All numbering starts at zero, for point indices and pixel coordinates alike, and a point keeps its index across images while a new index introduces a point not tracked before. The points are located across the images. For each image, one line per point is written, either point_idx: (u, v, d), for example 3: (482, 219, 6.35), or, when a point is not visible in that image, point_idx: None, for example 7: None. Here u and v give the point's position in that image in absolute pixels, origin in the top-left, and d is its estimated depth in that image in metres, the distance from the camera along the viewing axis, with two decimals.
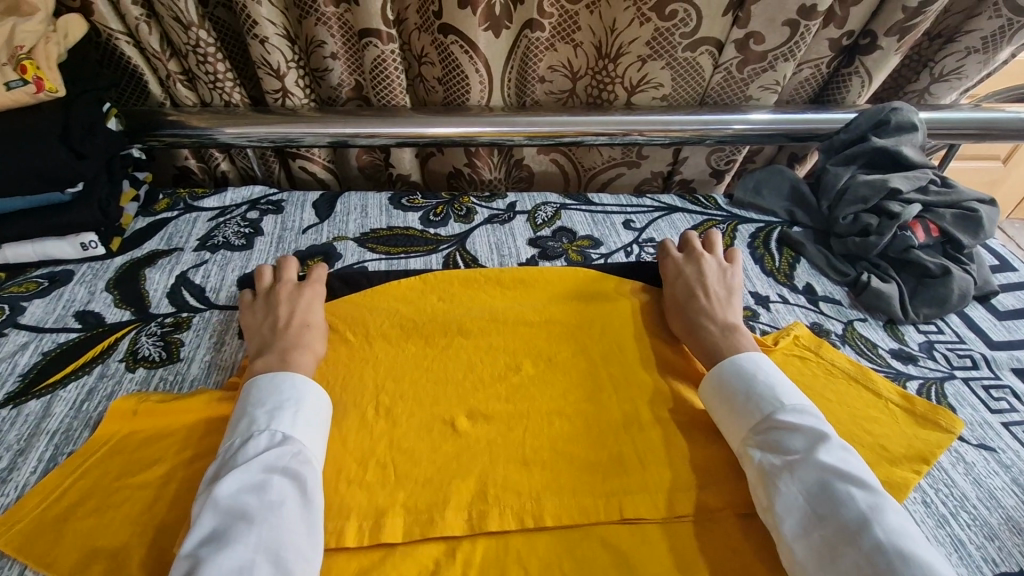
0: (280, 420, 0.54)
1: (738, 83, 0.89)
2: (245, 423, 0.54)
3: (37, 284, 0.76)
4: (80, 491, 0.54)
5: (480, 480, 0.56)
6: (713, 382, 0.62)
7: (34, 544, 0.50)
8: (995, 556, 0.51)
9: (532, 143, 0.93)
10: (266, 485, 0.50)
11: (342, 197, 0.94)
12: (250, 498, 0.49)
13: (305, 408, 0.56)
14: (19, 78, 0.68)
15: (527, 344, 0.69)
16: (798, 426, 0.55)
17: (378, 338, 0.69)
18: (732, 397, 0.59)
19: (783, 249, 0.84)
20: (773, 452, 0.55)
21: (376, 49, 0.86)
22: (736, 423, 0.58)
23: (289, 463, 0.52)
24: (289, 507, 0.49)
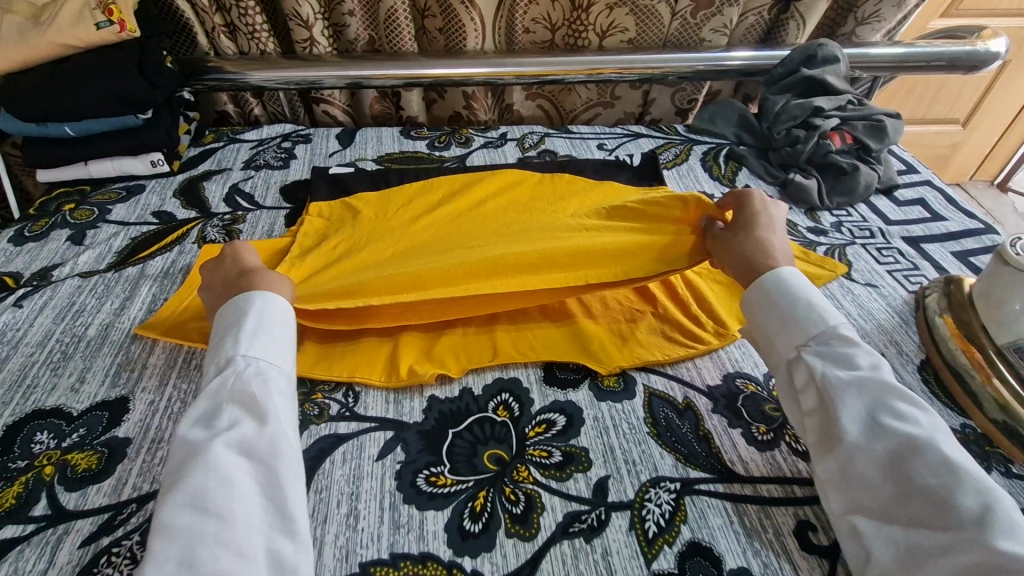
0: (229, 344, 0.54)
1: (692, 25, 1.07)
2: (214, 356, 0.55)
3: (117, 194, 0.93)
4: (195, 303, 0.73)
5: (476, 264, 0.75)
6: (766, 289, 0.59)
7: (172, 330, 0.69)
8: (865, 346, 0.69)
9: (521, 81, 1.10)
10: (221, 412, 0.50)
11: (361, 131, 1.12)
12: (211, 426, 0.49)
13: (257, 324, 0.56)
14: (107, 19, 0.85)
15: (512, 197, 0.87)
16: (856, 343, 0.54)
17: (395, 195, 0.88)
18: (785, 303, 0.57)
19: (728, 162, 1.02)
20: (831, 365, 0.53)
21: (389, 1, 1.04)
22: (789, 328, 0.56)
23: (248, 378, 0.52)
24: (243, 427, 0.49)
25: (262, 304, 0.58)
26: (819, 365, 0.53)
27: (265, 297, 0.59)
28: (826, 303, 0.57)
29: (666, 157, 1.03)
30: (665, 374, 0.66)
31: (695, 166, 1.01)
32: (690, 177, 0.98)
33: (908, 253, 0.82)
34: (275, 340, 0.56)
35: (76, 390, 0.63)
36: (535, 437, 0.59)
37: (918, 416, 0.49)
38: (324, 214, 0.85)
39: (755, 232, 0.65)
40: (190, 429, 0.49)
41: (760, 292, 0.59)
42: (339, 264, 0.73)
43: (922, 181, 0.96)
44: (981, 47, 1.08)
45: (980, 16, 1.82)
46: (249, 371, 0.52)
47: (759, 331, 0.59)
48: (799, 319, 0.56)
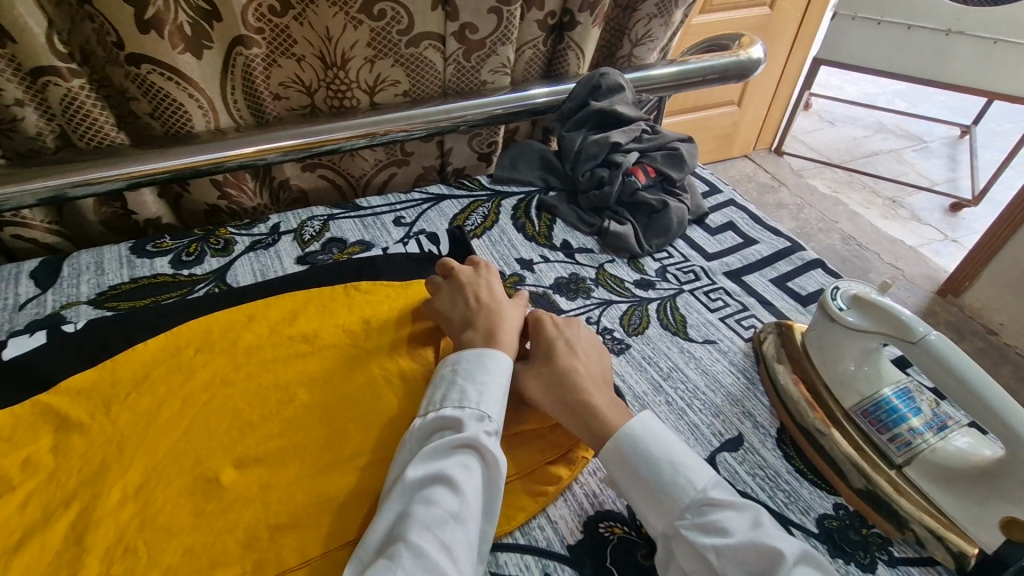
0: (472, 395, 0.54)
1: (469, 71, 0.95)
2: (455, 394, 0.55)
3: None
4: None
5: (244, 466, 0.57)
6: (624, 455, 0.52)
7: None
8: (720, 428, 0.61)
9: (288, 158, 0.89)
10: (458, 451, 0.51)
11: (69, 258, 0.82)
12: (445, 466, 0.49)
13: (490, 374, 0.56)
14: None
15: (292, 340, 0.70)
16: (731, 502, 0.49)
17: (128, 369, 0.65)
18: (645, 471, 0.51)
19: (542, 215, 0.91)
20: (708, 535, 0.47)
21: (59, 87, 0.75)
22: (658, 501, 0.50)
23: (487, 435, 0.51)
24: (470, 481, 0.49)
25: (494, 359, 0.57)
26: (701, 540, 0.46)
27: (499, 357, 0.57)
28: (685, 453, 0.52)
29: (473, 222, 0.90)
30: (515, 546, 0.52)
31: (508, 226, 0.89)
32: (503, 243, 0.86)
33: (734, 292, 0.78)
34: (503, 399, 0.55)
35: None
36: None
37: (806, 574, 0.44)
38: (6, 428, 0.59)
39: (556, 362, 0.59)
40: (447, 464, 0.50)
41: (619, 458, 0.52)
42: (35, 542, 0.51)
43: (727, 201, 0.95)
44: (744, 56, 1.10)
45: (734, 10, 1.92)
46: (484, 426, 0.52)
47: (630, 499, 0.52)
48: (664, 486, 0.50)
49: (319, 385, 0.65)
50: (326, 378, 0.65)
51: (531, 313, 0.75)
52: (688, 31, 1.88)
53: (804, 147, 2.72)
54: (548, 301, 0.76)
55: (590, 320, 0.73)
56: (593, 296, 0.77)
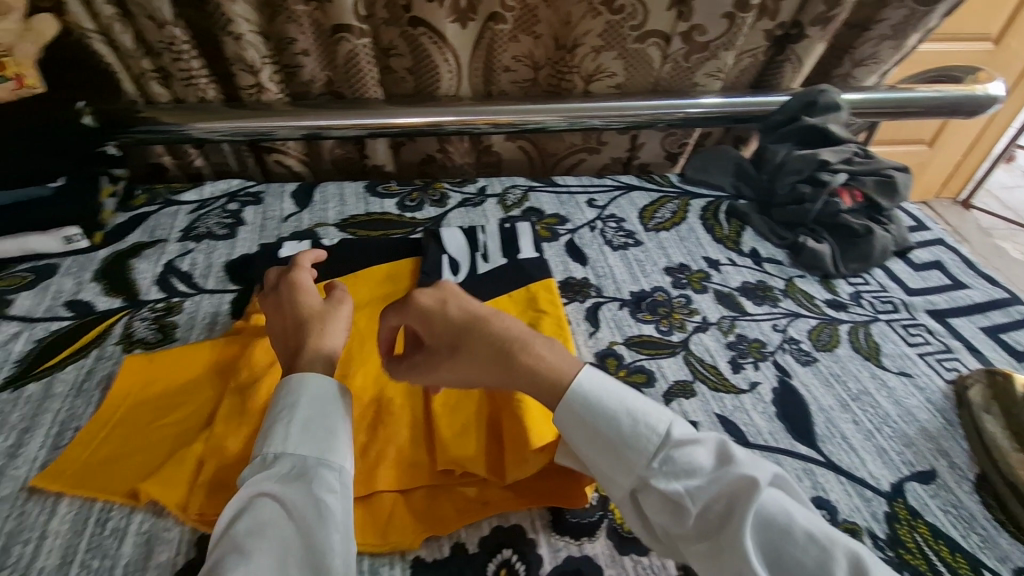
0: (277, 434, 0.50)
1: (685, 70, 0.98)
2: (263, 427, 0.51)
3: (23, 279, 0.78)
4: (118, 437, 0.59)
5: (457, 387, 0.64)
6: (574, 410, 0.51)
7: (84, 480, 0.55)
8: (912, 459, 0.61)
9: (496, 130, 0.98)
10: (254, 510, 0.46)
11: (320, 187, 0.98)
12: (245, 530, 0.44)
13: (314, 411, 0.51)
14: (2, 76, 0.75)
15: (500, 286, 0.76)
16: (697, 440, 0.49)
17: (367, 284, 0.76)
18: (604, 424, 0.50)
19: (731, 220, 0.93)
20: (679, 479, 0.47)
21: (349, 43, 0.90)
22: (623, 460, 0.49)
23: (289, 480, 0.47)
24: (270, 534, 0.44)
25: (306, 394, 0.52)
26: (673, 486, 0.47)
27: (318, 378, 0.53)
28: (637, 403, 0.51)
29: (662, 215, 0.94)
30: None
31: (696, 225, 0.92)
32: (692, 240, 0.89)
33: (937, 331, 0.75)
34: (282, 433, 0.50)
35: None
36: None
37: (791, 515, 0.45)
38: None
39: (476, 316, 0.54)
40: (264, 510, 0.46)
41: (575, 414, 0.51)
42: None
43: (935, 239, 0.90)
44: (979, 91, 1.02)
45: (958, 43, 1.74)
46: (291, 470, 0.48)
47: (584, 456, 0.51)
48: (627, 438, 0.50)
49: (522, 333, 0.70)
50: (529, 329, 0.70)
51: (716, 309, 0.77)
52: None
53: (1000, 202, 2.40)
54: (734, 302, 0.79)
55: (776, 327, 0.75)
56: (780, 306, 0.78)
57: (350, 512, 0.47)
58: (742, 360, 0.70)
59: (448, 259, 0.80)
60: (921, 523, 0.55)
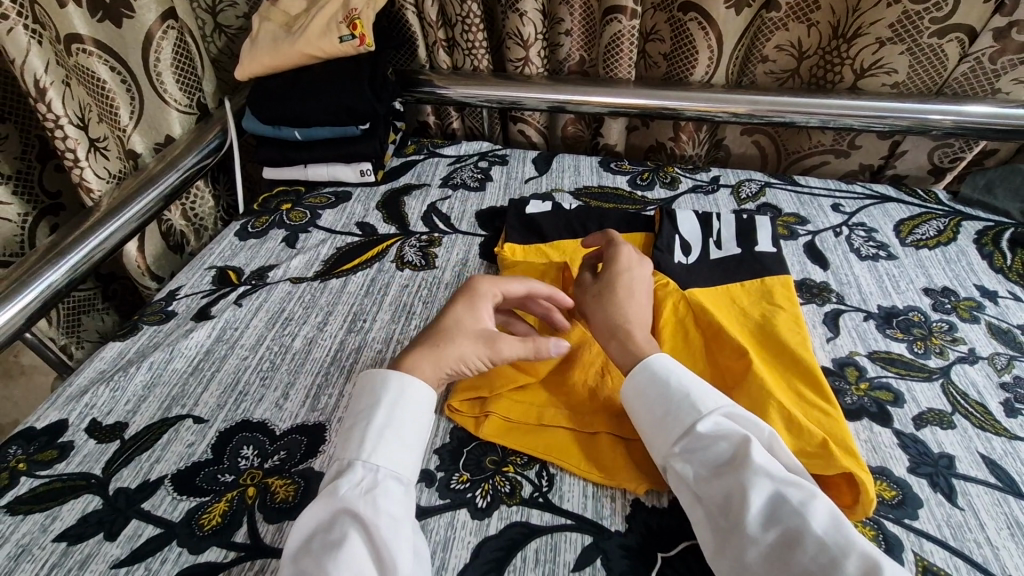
0: (354, 446, 0.53)
1: (988, 74, 0.86)
2: (353, 436, 0.54)
3: (327, 199, 0.97)
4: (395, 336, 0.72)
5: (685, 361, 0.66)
6: (638, 381, 0.56)
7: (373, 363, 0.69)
8: None
9: (740, 120, 0.96)
10: (333, 523, 0.49)
11: (558, 156, 1.05)
12: (325, 546, 0.47)
13: (392, 422, 0.54)
14: (350, 33, 0.88)
15: (732, 273, 0.76)
16: (725, 430, 0.51)
17: None
18: (658, 394, 0.55)
19: (1017, 250, 0.80)
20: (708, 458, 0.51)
21: (618, 24, 0.94)
22: (661, 428, 0.54)
23: (362, 493, 0.50)
24: (352, 543, 0.47)
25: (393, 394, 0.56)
26: (697, 459, 0.51)
27: (401, 380, 0.57)
28: (694, 382, 0.55)
29: (924, 232, 0.84)
30: (943, 543, 0.50)
31: (968, 248, 0.81)
32: (960, 264, 0.79)
33: None
34: (395, 442, 0.54)
35: (280, 406, 0.64)
36: None
37: (806, 512, 0.45)
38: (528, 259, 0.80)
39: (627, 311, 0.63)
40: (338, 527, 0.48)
41: (642, 387, 0.56)
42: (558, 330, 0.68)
43: None
44: None
45: None
46: (365, 482, 0.51)
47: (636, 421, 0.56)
48: (671, 408, 0.54)
49: (758, 323, 0.68)
50: (767, 320, 0.68)
51: (988, 343, 0.68)
52: None
53: None
54: (1013, 340, 0.68)
55: None
56: None
57: (404, 526, 0.49)
58: (1020, 404, 0.61)
59: (679, 240, 0.80)
60: None
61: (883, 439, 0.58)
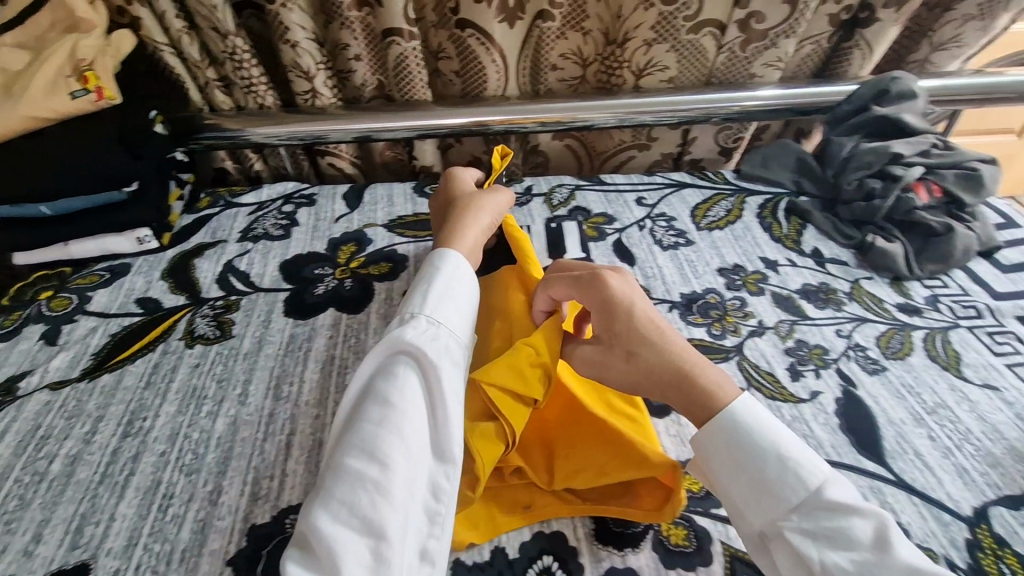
0: (415, 301, 0.57)
1: (742, 61, 0.94)
2: (410, 304, 0.57)
3: (100, 276, 0.83)
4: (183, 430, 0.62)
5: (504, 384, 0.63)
6: (727, 435, 0.50)
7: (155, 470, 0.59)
8: (998, 481, 0.54)
9: (546, 128, 0.97)
10: (394, 363, 0.52)
11: (370, 188, 1.00)
12: (383, 382, 0.50)
13: (451, 289, 0.59)
14: (83, 87, 0.76)
15: None
16: (855, 504, 0.46)
17: None
18: (765, 458, 0.49)
19: (791, 218, 0.88)
20: (822, 544, 0.45)
21: (398, 47, 0.91)
22: (766, 499, 0.48)
23: (426, 336, 0.53)
24: (412, 386, 0.50)
25: (455, 260, 0.62)
26: (804, 543, 0.45)
27: (456, 259, 0.62)
28: (790, 446, 0.49)
29: (716, 214, 0.90)
30: None
31: (752, 223, 0.87)
32: (747, 239, 0.85)
33: None
34: (454, 305, 0.58)
35: (30, 554, 0.53)
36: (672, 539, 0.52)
37: None
38: None
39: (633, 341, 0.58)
40: (407, 369, 0.51)
41: (708, 440, 0.51)
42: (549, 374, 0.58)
43: None
44: None
45: None
46: (428, 330, 0.54)
47: (721, 486, 0.50)
48: (780, 477, 0.48)
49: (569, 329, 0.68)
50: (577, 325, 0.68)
51: (773, 312, 0.73)
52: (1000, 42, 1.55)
53: None
54: (793, 305, 0.74)
55: (840, 334, 0.70)
56: (845, 310, 0.73)
57: (457, 377, 0.52)
58: (801, 367, 0.66)
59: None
60: (1009, 553, 0.49)
61: (689, 431, 0.61)
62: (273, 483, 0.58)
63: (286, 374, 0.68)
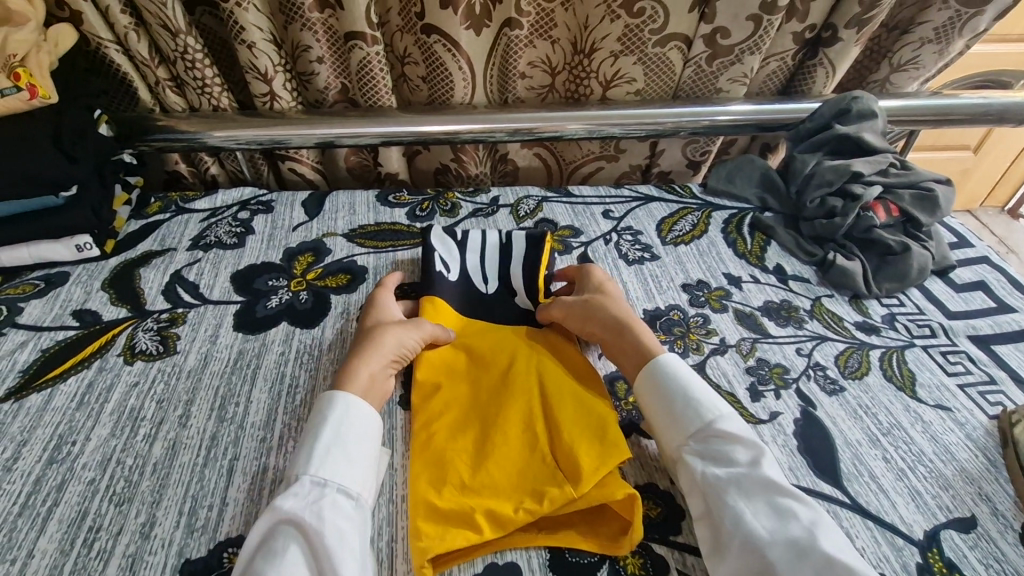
0: (302, 460, 0.53)
1: (708, 76, 0.94)
2: (300, 459, 0.54)
3: (34, 286, 0.78)
4: (115, 456, 0.58)
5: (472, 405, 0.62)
6: (653, 373, 0.60)
7: (81, 500, 0.55)
8: (949, 503, 0.55)
9: (515, 138, 0.95)
10: (275, 537, 0.48)
11: (331, 195, 0.97)
12: (262, 560, 0.47)
13: (342, 436, 0.55)
14: (14, 85, 0.71)
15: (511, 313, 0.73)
16: (737, 435, 0.55)
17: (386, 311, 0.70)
18: (680, 391, 0.58)
19: (755, 234, 0.88)
20: (711, 463, 0.54)
21: (361, 50, 0.88)
22: (676, 423, 0.57)
23: (308, 504, 0.50)
24: (294, 563, 0.47)
25: (347, 407, 0.57)
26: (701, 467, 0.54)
27: (351, 400, 0.58)
28: (704, 391, 0.59)
29: (682, 228, 0.90)
30: (702, 552, 0.53)
31: (717, 239, 0.87)
32: (711, 255, 0.85)
33: (979, 359, 0.68)
34: (349, 456, 0.54)
35: None
36: (628, 569, 0.51)
37: (801, 513, 0.49)
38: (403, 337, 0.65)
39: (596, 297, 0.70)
40: (289, 546, 0.48)
41: (641, 375, 0.61)
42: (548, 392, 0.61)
43: (978, 258, 0.83)
44: None
45: None
46: (311, 496, 0.51)
47: (650, 418, 0.59)
48: (688, 408, 0.57)
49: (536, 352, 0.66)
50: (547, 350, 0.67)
51: (735, 330, 0.73)
52: (955, 62, 1.60)
53: None
54: (755, 323, 0.74)
55: (800, 352, 0.70)
56: (805, 328, 0.73)
57: (352, 541, 0.49)
58: (762, 386, 0.66)
59: (438, 259, 0.76)
60: None
61: (649, 453, 0.60)
62: (211, 513, 0.54)
63: (231, 394, 0.65)
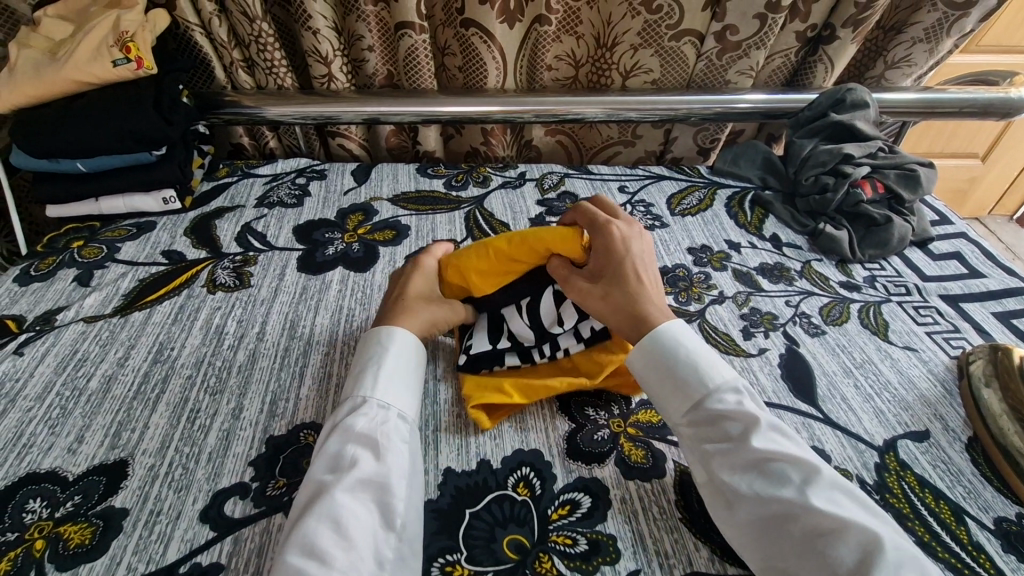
0: (366, 383, 0.59)
1: (718, 68, 1.05)
2: (363, 385, 0.59)
3: (127, 231, 0.91)
4: (207, 360, 0.71)
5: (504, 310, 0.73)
6: (647, 350, 0.61)
7: (182, 390, 0.67)
8: (908, 420, 0.64)
9: (540, 120, 1.07)
10: (344, 449, 0.54)
11: (376, 167, 1.09)
12: (332, 474, 0.52)
13: (397, 366, 0.62)
14: (124, 57, 0.84)
15: None
16: (729, 408, 0.55)
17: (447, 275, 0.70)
18: (675, 366, 0.59)
19: (755, 208, 0.99)
20: (708, 437, 0.55)
21: (409, 39, 1.00)
22: (677, 400, 0.58)
23: (375, 424, 0.56)
24: (365, 471, 0.52)
25: (401, 339, 0.64)
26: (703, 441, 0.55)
27: (400, 333, 0.64)
28: (702, 361, 0.59)
29: (690, 202, 1.00)
30: None
31: (721, 212, 0.98)
32: (715, 224, 0.95)
33: (947, 313, 0.78)
34: (403, 384, 0.61)
35: (73, 451, 0.60)
36: (632, 459, 0.61)
37: (792, 476, 0.50)
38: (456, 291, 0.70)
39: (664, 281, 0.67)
40: (358, 457, 0.54)
41: (646, 361, 0.61)
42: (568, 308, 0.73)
43: (957, 233, 0.93)
44: (1011, 94, 1.05)
45: None
46: (378, 415, 0.57)
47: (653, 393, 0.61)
48: (686, 384, 0.58)
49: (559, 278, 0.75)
50: None
51: (733, 285, 0.83)
52: (958, 69, 1.69)
53: None
54: (751, 280, 0.84)
55: (789, 303, 0.80)
56: (795, 285, 0.83)
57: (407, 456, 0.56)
58: (754, 328, 0.76)
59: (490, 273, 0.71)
60: (908, 473, 0.59)
61: None
62: (289, 403, 0.66)
63: (299, 318, 0.77)
